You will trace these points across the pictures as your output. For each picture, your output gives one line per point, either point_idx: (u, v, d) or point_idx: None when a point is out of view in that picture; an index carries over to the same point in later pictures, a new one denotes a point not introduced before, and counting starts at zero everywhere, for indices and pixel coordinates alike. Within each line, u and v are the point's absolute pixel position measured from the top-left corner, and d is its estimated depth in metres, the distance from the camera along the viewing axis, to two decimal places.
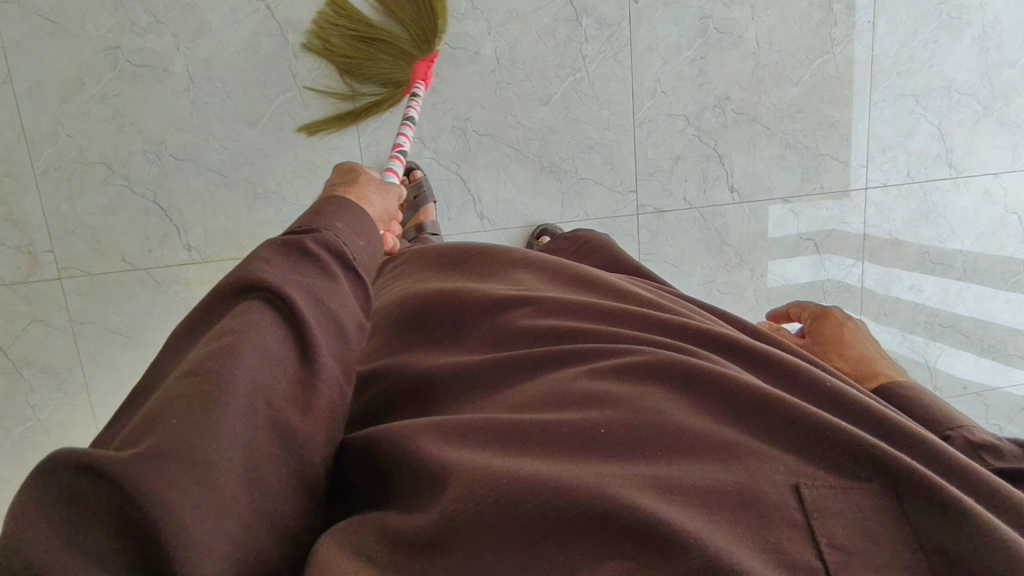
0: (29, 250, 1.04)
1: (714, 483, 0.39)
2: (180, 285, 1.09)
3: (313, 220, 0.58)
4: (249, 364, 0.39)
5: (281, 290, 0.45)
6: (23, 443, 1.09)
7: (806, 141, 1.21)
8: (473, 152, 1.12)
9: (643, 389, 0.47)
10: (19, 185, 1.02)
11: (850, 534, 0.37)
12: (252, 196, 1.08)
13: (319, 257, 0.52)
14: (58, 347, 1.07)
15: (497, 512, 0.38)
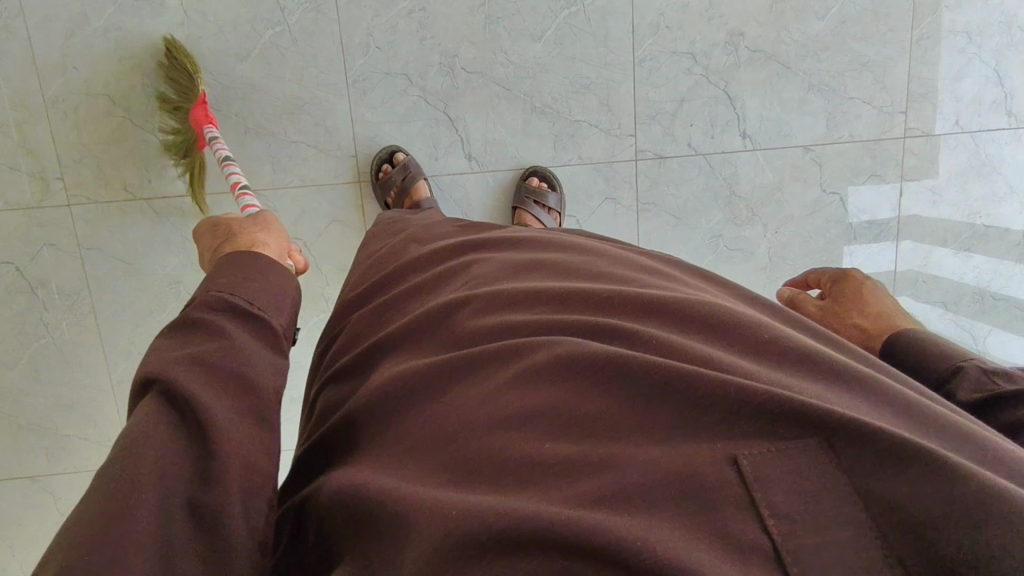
0: (42, 176, 1.10)
1: (656, 471, 0.34)
2: (177, 216, 1.13)
3: (197, 290, 0.53)
4: (131, 455, 0.40)
5: (160, 371, 0.44)
6: (39, 357, 1.18)
7: (833, 83, 1.09)
8: (461, 91, 1.08)
9: (560, 377, 0.41)
10: (32, 114, 1.08)
11: (791, 498, 0.32)
12: (242, 130, 1.09)
13: (209, 322, 0.49)
14: (68, 269, 1.14)
15: (432, 555, 0.34)
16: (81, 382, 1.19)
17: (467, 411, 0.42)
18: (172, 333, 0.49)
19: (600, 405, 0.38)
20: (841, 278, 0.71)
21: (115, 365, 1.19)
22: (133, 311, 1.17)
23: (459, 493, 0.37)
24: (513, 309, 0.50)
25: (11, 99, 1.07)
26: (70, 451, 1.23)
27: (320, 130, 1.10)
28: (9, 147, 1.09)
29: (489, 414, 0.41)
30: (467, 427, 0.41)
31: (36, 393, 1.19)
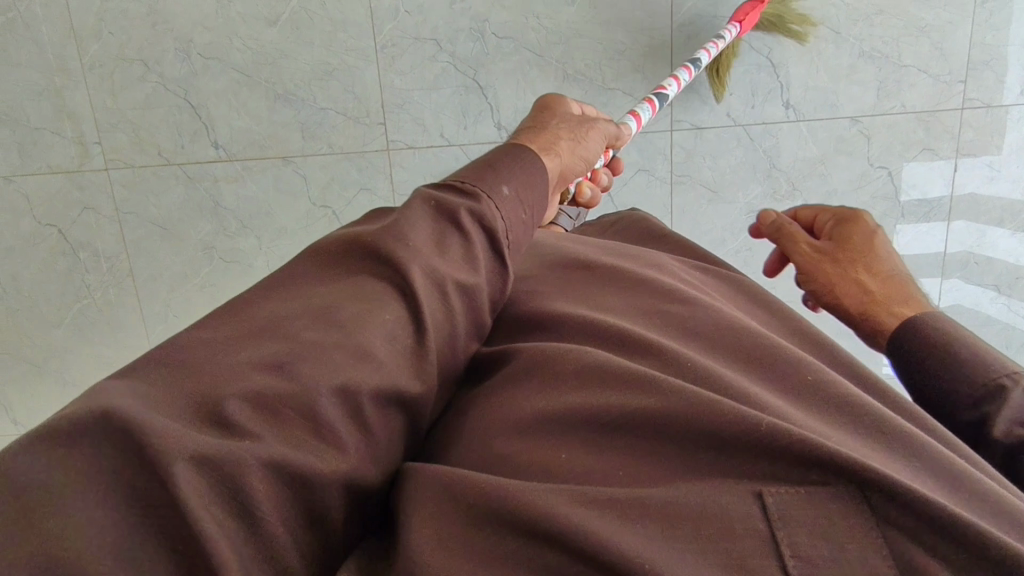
0: (81, 141, 1.12)
1: (676, 489, 0.33)
2: (209, 182, 1.14)
3: (484, 175, 0.48)
4: (337, 367, 0.34)
5: (411, 274, 0.40)
6: (83, 316, 1.22)
7: (886, 50, 1.03)
8: (491, 57, 1.06)
9: (597, 383, 0.39)
10: (71, 79, 1.09)
11: (817, 544, 0.31)
12: (272, 96, 1.09)
13: (471, 237, 0.44)
14: (108, 233, 1.17)
15: (442, 538, 0.33)
16: (121, 341, 1.24)
17: (494, 410, 0.41)
18: (438, 214, 0.44)
19: (636, 409, 0.37)
20: (847, 220, 0.68)
21: (151, 327, 1.23)
22: (169, 274, 1.19)
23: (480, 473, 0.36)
24: (548, 308, 0.49)
25: (51, 64, 1.08)
26: None
27: (348, 96, 1.09)
28: (50, 112, 1.11)
29: (522, 409, 0.39)
30: (492, 427, 0.40)
31: (80, 350, 1.24)
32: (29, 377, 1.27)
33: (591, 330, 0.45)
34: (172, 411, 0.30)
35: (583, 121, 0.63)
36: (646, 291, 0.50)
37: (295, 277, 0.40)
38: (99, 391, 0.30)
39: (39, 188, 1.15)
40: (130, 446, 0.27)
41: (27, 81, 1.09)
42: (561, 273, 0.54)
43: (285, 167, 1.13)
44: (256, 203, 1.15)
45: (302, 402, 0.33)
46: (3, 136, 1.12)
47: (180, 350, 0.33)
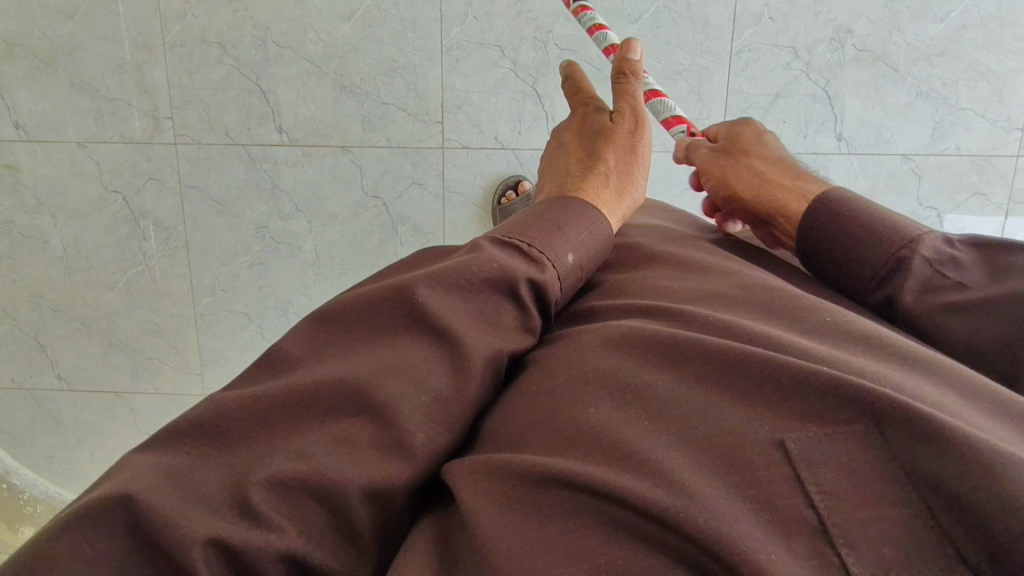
0: (154, 115, 1.17)
1: (707, 444, 0.35)
2: (270, 164, 1.18)
3: (553, 238, 0.51)
4: (362, 460, 0.39)
5: (466, 350, 0.43)
6: (136, 283, 1.27)
7: (945, 91, 1.03)
8: (552, 67, 1.09)
9: (632, 356, 0.41)
10: (151, 55, 1.14)
11: (844, 479, 0.32)
12: (339, 88, 1.14)
13: (526, 308, 0.48)
14: (169, 204, 1.22)
15: (496, 508, 0.36)
16: (168, 310, 1.28)
17: (531, 383, 0.44)
18: (496, 287, 0.47)
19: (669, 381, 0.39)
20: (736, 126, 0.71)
21: (200, 298, 1.27)
22: (221, 249, 1.24)
23: (530, 449, 0.39)
24: (598, 301, 0.51)
25: (135, 40, 1.13)
26: (154, 372, 1.32)
27: (410, 94, 1.13)
28: (128, 85, 1.15)
29: (563, 382, 0.42)
30: (530, 400, 0.42)
31: (128, 315, 1.29)
32: (78, 338, 1.30)
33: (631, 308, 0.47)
34: (202, 500, 0.36)
35: (639, 142, 0.68)
36: (688, 273, 0.53)
37: (340, 340, 0.44)
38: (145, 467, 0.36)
39: (109, 156, 1.19)
40: (151, 531, 0.34)
41: (110, 53, 1.14)
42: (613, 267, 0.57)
43: (343, 155, 1.17)
44: (312, 188, 1.19)
45: (320, 493, 0.38)
46: (80, 103, 1.16)
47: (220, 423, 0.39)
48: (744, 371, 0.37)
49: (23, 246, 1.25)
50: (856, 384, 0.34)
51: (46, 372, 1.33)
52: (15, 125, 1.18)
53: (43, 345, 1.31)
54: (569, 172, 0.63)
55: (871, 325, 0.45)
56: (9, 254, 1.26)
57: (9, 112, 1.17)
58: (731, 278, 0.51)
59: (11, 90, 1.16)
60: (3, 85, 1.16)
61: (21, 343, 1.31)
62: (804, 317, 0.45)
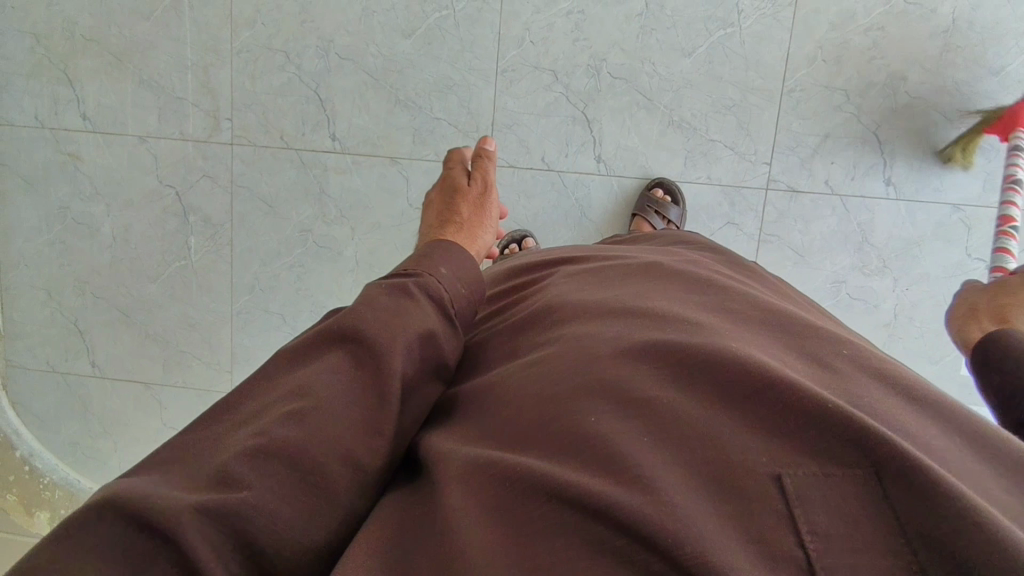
0: (215, 115, 1.20)
1: (707, 470, 0.36)
2: (320, 170, 1.20)
3: (422, 261, 0.55)
4: (314, 428, 0.42)
5: (378, 342, 0.46)
6: (177, 277, 1.27)
7: (997, 143, 1.04)
8: (603, 94, 1.10)
9: (639, 372, 0.42)
10: (218, 58, 1.18)
11: (834, 520, 0.32)
12: (393, 101, 1.16)
13: (420, 302, 0.50)
14: (217, 202, 1.23)
15: (494, 512, 0.37)
16: (206, 305, 1.28)
17: (539, 385, 0.45)
18: (390, 287, 0.50)
19: (674, 401, 0.39)
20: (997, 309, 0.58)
21: (237, 296, 1.27)
22: (263, 249, 1.24)
23: (531, 453, 0.40)
24: (600, 305, 0.52)
25: (204, 44, 1.18)
26: (182, 368, 1.31)
27: (463, 111, 1.15)
28: (193, 85, 1.19)
29: (567, 389, 0.43)
30: (538, 400, 0.43)
31: (164, 310, 1.29)
32: (114, 328, 1.30)
33: (642, 319, 0.48)
34: (171, 483, 0.39)
35: (487, 201, 0.71)
36: (700, 292, 0.53)
37: (267, 363, 0.47)
38: (119, 484, 0.39)
39: (167, 152, 1.22)
40: (145, 523, 0.37)
41: (178, 54, 1.18)
42: (624, 276, 0.57)
43: (391, 166, 1.19)
44: (358, 196, 1.21)
45: (285, 458, 0.41)
46: (145, 100, 1.20)
47: (174, 452, 0.42)
48: (750, 401, 0.38)
49: (74, 232, 1.27)
50: (858, 428, 0.34)
51: (81, 357, 1.33)
52: (81, 117, 1.22)
53: (81, 331, 1.31)
54: (426, 227, 0.67)
55: (875, 361, 0.45)
56: (60, 240, 1.27)
57: (78, 104, 1.21)
58: (746, 304, 0.52)
59: (83, 83, 1.21)
60: (78, 78, 1.20)
61: (60, 326, 1.31)
62: (813, 348, 0.46)
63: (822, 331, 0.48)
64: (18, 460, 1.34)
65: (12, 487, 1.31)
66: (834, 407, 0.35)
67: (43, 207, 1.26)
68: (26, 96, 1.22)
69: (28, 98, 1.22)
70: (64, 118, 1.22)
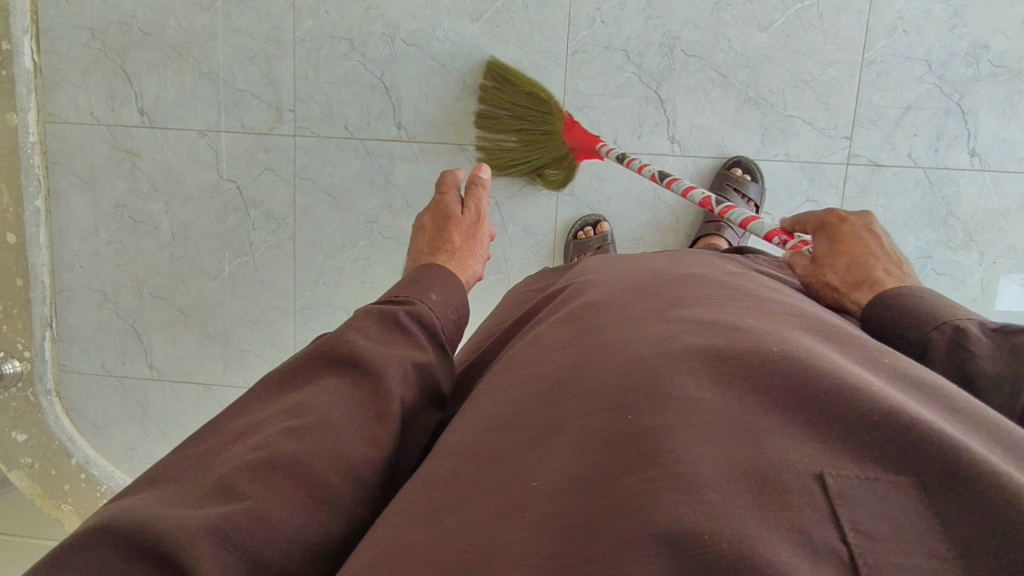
0: (278, 106, 1.15)
1: (737, 457, 0.32)
2: (386, 159, 1.14)
3: (412, 290, 0.60)
4: (313, 443, 0.44)
5: (374, 363, 0.50)
6: (237, 275, 1.21)
7: None
8: (677, 72, 1.06)
9: (667, 367, 0.39)
10: (281, 49, 1.13)
11: (881, 519, 0.28)
12: (461, 86, 1.11)
13: (411, 330, 0.55)
14: (280, 196, 1.17)
15: (504, 511, 0.34)
16: (268, 302, 1.21)
17: (558, 387, 0.42)
18: (382, 317, 0.54)
19: (703, 393, 0.36)
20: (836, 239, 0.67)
21: (300, 291, 1.20)
22: (328, 241, 1.18)
23: (547, 454, 0.37)
24: (632, 312, 0.50)
25: (268, 34, 1.13)
26: (244, 368, 1.25)
27: None
28: (255, 76, 1.14)
29: (590, 391, 0.40)
30: (558, 403, 0.41)
31: (223, 307, 1.23)
32: (174, 328, 1.25)
33: (675, 322, 0.46)
34: (174, 503, 0.40)
35: (478, 232, 0.80)
36: (740, 297, 0.51)
37: (263, 391, 0.50)
38: (124, 506, 0.40)
39: (228, 146, 1.17)
40: (146, 549, 0.37)
41: (242, 46, 1.13)
42: (659, 284, 0.55)
43: (459, 153, 1.13)
44: (426, 186, 1.15)
45: (286, 471, 0.42)
46: (204, 93, 1.15)
47: (175, 472, 0.44)
48: (791, 401, 0.35)
49: (130, 230, 1.22)
50: (905, 418, 0.31)
51: (137, 360, 1.27)
52: (139, 111, 1.17)
53: (138, 333, 1.25)
54: (421, 252, 0.75)
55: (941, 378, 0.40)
56: (117, 240, 1.22)
57: (135, 98, 1.17)
58: (789, 310, 0.49)
59: (139, 77, 1.16)
60: (134, 72, 1.16)
61: (115, 328, 1.26)
62: (871, 356, 0.41)
63: (870, 342, 0.44)
64: (74, 468, 1.26)
65: (68, 497, 1.25)
66: (882, 401, 0.32)
67: (97, 205, 1.22)
68: (81, 92, 1.17)
69: (82, 95, 1.18)
70: (120, 113, 1.18)
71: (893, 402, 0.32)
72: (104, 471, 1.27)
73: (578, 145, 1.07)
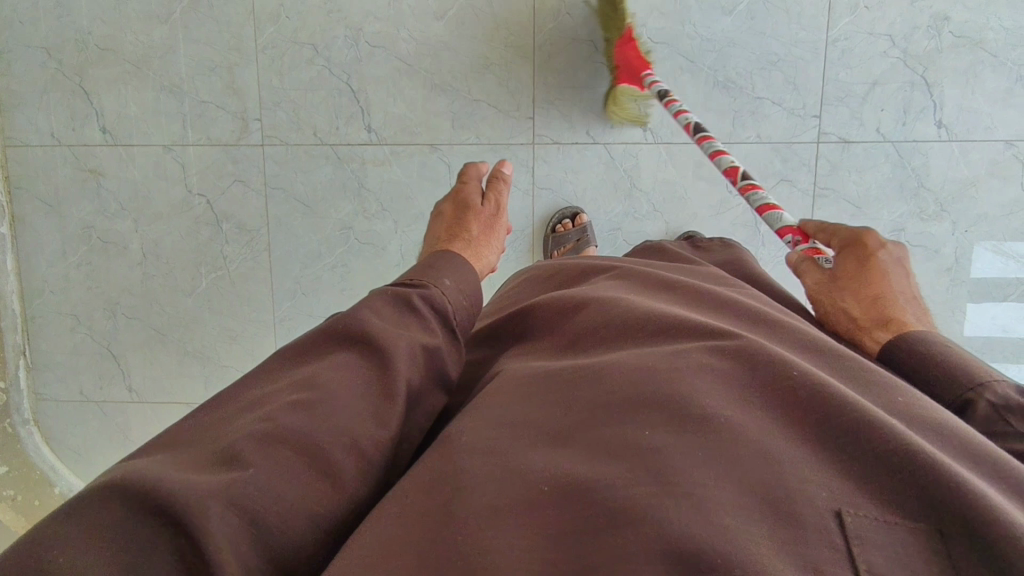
0: (243, 117, 1.13)
1: (760, 491, 0.32)
2: (358, 163, 1.13)
3: (427, 274, 0.60)
4: (320, 418, 0.43)
5: (384, 343, 0.49)
6: (213, 289, 1.19)
7: None
8: (644, 61, 1.06)
9: (689, 382, 0.39)
10: (243, 57, 1.11)
11: (894, 563, 0.29)
12: (429, 85, 1.10)
13: (421, 311, 0.54)
14: (252, 206, 1.15)
15: (512, 504, 0.33)
16: (246, 315, 1.19)
17: (568, 386, 0.42)
18: (395, 298, 0.54)
19: (727, 415, 0.36)
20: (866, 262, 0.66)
21: (279, 301, 1.18)
22: (304, 251, 1.16)
23: (560, 453, 0.36)
24: (638, 310, 0.49)
25: (228, 43, 1.10)
26: (227, 382, 1.23)
27: (502, 90, 1.09)
28: (218, 86, 1.12)
29: (604, 395, 0.40)
30: (568, 404, 0.40)
31: (201, 322, 1.20)
32: (151, 348, 1.22)
33: (689, 334, 0.45)
34: (180, 466, 0.40)
35: (497, 223, 0.80)
36: (744, 316, 0.51)
37: (274, 365, 0.49)
38: (135, 465, 0.39)
39: (196, 160, 1.14)
40: (150, 504, 0.37)
41: (203, 56, 1.11)
42: (658, 296, 0.55)
43: (432, 154, 1.12)
44: (401, 188, 1.13)
45: (291, 443, 0.42)
46: (168, 107, 1.13)
47: (185, 438, 0.43)
48: (812, 435, 0.35)
49: (100, 252, 1.19)
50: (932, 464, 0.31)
51: (116, 383, 1.24)
52: (101, 130, 1.14)
53: (115, 356, 1.23)
54: (438, 238, 0.75)
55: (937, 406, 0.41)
56: (86, 262, 1.19)
57: (97, 116, 1.14)
58: (794, 329, 0.49)
59: (99, 94, 1.13)
60: (92, 89, 1.13)
61: (90, 352, 1.23)
62: (870, 378, 0.42)
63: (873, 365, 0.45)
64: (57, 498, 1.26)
65: None
66: (902, 439, 0.33)
67: (62, 228, 1.18)
68: (40, 113, 1.14)
69: (42, 116, 1.14)
70: (82, 133, 1.14)
71: (916, 440, 0.33)
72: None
73: (624, 63, 1.02)
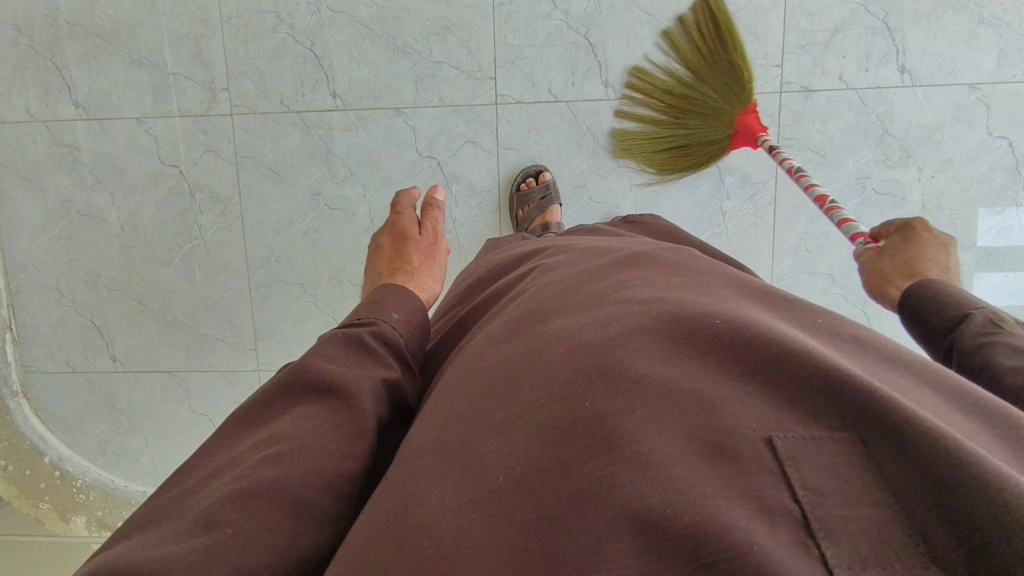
0: (212, 86, 1.11)
1: (689, 435, 0.32)
2: (324, 130, 1.11)
3: (374, 309, 0.59)
4: (294, 467, 0.43)
5: (347, 386, 0.49)
6: (192, 258, 1.17)
7: (1006, 17, 1.04)
8: (604, 15, 1.06)
9: (618, 347, 0.39)
10: (209, 28, 1.09)
11: (830, 476, 0.29)
12: (391, 48, 1.08)
13: (376, 349, 0.54)
14: (225, 176, 1.14)
15: (467, 501, 0.34)
16: (222, 284, 1.18)
17: (511, 374, 0.42)
18: (347, 340, 0.54)
19: (654, 369, 0.37)
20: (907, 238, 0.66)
21: (254, 269, 1.17)
22: (275, 219, 1.15)
23: (506, 439, 0.36)
24: (575, 293, 0.50)
25: (193, 13, 1.09)
26: (208, 351, 1.21)
27: (462, 51, 1.08)
28: (186, 57, 1.10)
29: (542, 376, 0.40)
30: (511, 391, 0.40)
31: (181, 295, 1.19)
32: (133, 319, 1.20)
33: (625, 300, 0.46)
34: (158, 547, 0.39)
35: (435, 251, 0.80)
36: (682, 271, 0.51)
37: (234, 429, 0.48)
38: (111, 559, 0.38)
39: (166, 131, 1.12)
40: None
41: (168, 28, 1.09)
42: (602, 265, 0.55)
43: (396, 117, 1.11)
44: (370, 154, 1.12)
45: (270, 499, 0.42)
46: (138, 80, 1.11)
47: (155, 517, 0.42)
48: (736, 374, 0.35)
49: (80, 225, 1.17)
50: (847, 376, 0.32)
51: (100, 353, 1.22)
52: (74, 104, 1.12)
53: (98, 327, 1.21)
54: (380, 272, 0.74)
55: (874, 332, 0.41)
56: (67, 236, 1.17)
57: (70, 91, 1.11)
58: (732, 279, 0.49)
59: (71, 69, 1.11)
60: (64, 63, 1.10)
61: (74, 325, 1.21)
62: (804, 315, 0.42)
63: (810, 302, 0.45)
64: (49, 466, 1.25)
65: (44, 495, 1.26)
66: (820, 360, 0.33)
67: (43, 203, 1.16)
68: (15, 89, 1.12)
69: (15, 91, 1.12)
70: (53, 107, 1.12)
71: (835, 361, 0.33)
72: (78, 466, 1.26)
73: (742, 127, 0.95)
